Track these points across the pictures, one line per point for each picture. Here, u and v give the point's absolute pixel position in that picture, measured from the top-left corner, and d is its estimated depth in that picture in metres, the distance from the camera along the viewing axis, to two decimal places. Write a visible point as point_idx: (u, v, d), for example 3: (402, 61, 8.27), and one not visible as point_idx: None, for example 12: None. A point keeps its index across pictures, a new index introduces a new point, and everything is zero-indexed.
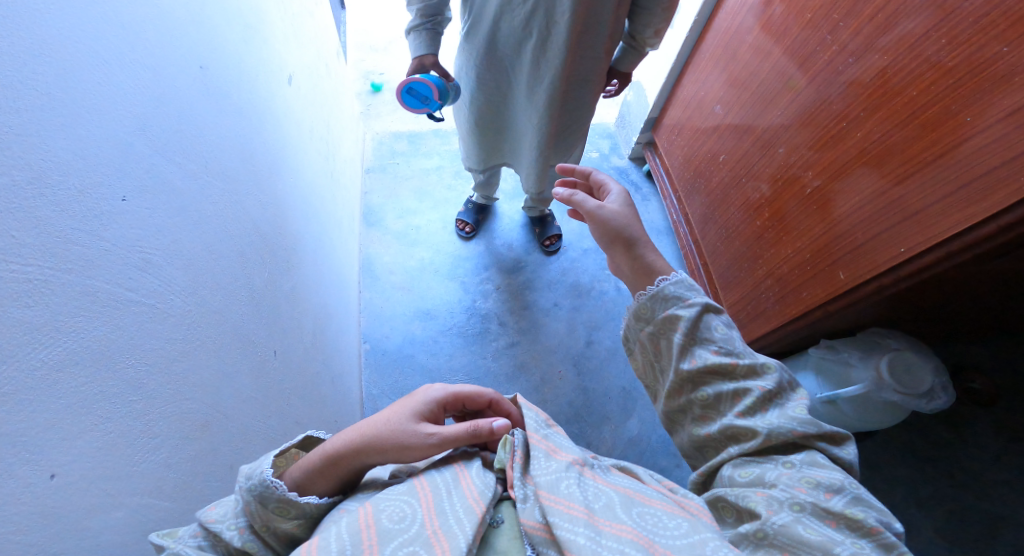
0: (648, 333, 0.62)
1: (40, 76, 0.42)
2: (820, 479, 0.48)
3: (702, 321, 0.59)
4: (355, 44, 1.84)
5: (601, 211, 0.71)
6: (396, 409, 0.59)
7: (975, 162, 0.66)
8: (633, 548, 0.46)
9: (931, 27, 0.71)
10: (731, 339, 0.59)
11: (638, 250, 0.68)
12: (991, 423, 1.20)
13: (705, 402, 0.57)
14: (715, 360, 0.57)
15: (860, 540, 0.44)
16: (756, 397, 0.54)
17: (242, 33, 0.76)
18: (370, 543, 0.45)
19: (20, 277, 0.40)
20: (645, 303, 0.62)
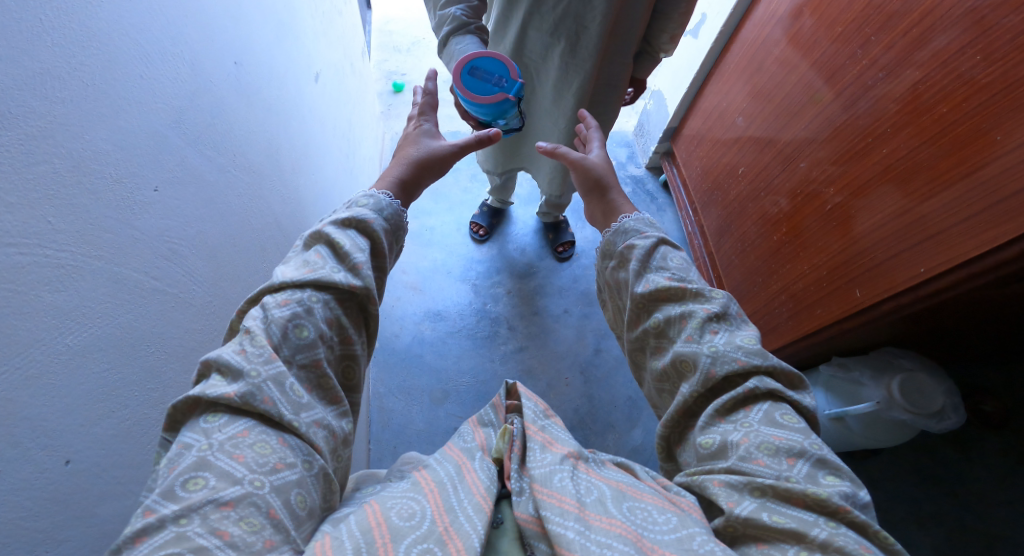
0: (609, 264, 0.65)
1: (85, 67, 0.43)
2: (779, 444, 0.47)
3: (656, 250, 0.61)
4: (380, 44, 1.85)
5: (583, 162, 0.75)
6: (406, 143, 0.71)
7: (1005, 180, 0.65)
8: (621, 542, 0.44)
9: (967, 43, 0.70)
10: (686, 271, 0.60)
11: (613, 197, 0.72)
12: (1001, 447, 1.18)
13: (657, 330, 0.57)
14: (667, 285, 0.57)
15: (828, 520, 0.43)
16: (700, 318, 0.54)
17: (275, 30, 0.77)
18: (383, 541, 0.43)
19: (51, 263, 0.40)
20: (608, 238, 0.66)
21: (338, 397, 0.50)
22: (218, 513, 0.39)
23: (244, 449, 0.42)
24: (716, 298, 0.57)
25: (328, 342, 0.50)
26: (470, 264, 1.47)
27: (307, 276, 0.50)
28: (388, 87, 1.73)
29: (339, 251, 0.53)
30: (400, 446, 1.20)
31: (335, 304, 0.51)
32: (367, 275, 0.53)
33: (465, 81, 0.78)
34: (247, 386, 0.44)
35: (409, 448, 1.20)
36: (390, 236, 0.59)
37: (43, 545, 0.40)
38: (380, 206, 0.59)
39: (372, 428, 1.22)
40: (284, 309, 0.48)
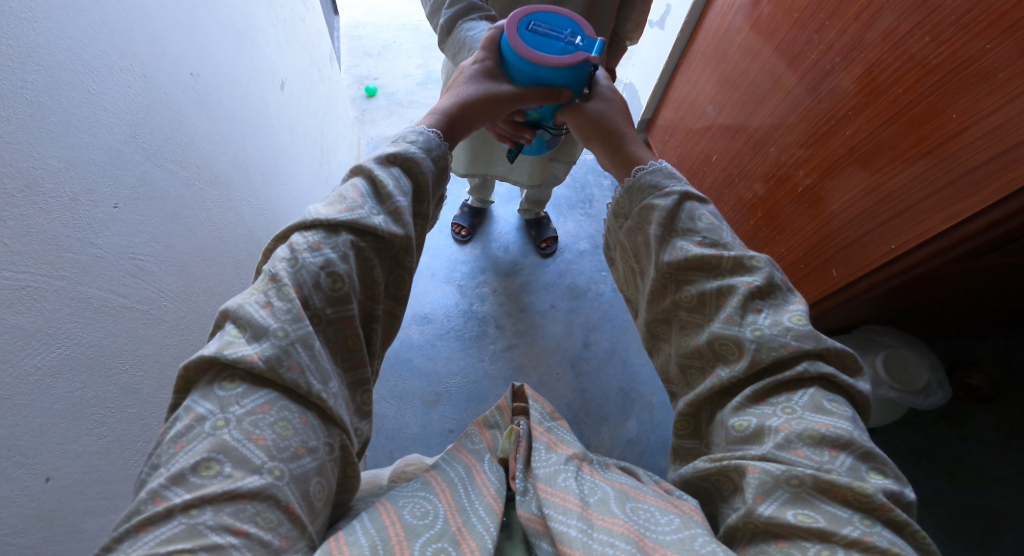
0: (626, 225, 0.62)
1: (29, 84, 0.43)
2: (824, 433, 0.46)
3: (687, 209, 0.58)
4: (350, 50, 1.85)
5: (584, 107, 0.68)
6: (461, 83, 0.65)
7: (961, 157, 0.67)
8: (623, 541, 0.49)
9: (916, 24, 0.71)
10: (716, 228, 0.56)
11: (624, 147, 0.66)
12: (989, 419, 1.20)
13: (689, 305, 0.56)
14: (698, 252, 0.55)
15: (864, 514, 0.43)
16: (743, 296, 0.52)
17: (233, 41, 0.77)
18: (397, 538, 0.48)
19: (13, 284, 0.40)
20: (620, 193, 0.63)
21: (362, 360, 0.51)
22: (233, 506, 0.39)
23: (263, 430, 0.42)
24: (759, 267, 0.54)
25: (357, 295, 0.50)
26: (454, 265, 1.48)
27: (345, 214, 0.49)
28: (361, 91, 1.73)
29: (381, 190, 0.52)
30: (395, 451, 1.21)
31: (371, 253, 0.50)
32: (407, 222, 0.52)
33: (523, 35, 0.64)
34: (270, 348, 0.43)
35: (405, 452, 1.21)
36: (435, 178, 0.58)
37: None
38: (429, 144, 0.57)
39: None
40: (316, 255, 0.47)
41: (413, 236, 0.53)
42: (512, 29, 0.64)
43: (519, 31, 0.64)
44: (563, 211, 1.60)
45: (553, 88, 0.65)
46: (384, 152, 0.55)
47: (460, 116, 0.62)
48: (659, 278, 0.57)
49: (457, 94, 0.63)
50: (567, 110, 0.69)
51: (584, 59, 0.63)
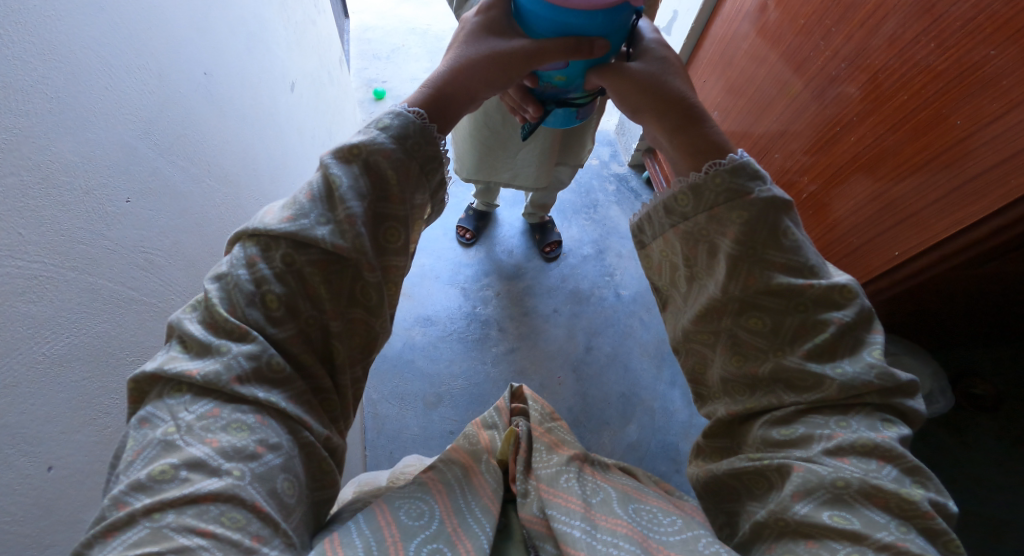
0: (685, 226, 0.55)
1: (48, 81, 0.43)
2: (877, 444, 0.45)
3: (775, 224, 0.51)
4: (360, 53, 1.87)
5: (625, 66, 0.60)
6: (463, 34, 0.59)
7: (964, 164, 0.68)
8: (627, 542, 0.49)
9: (920, 31, 0.71)
10: (801, 248, 0.51)
11: (690, 127, 0.57)
12: (994, 430, 1.19)
13: (756, 330, 0.52)
14: (784, 281, 0.50)
15: (905, 522, 0.43)
16: (831, 335, 0.49)
17: (245, 41, 0.78)
18: (393, 539, 0.48)
19: (25, 274, 0.41)
20: (685, 192, 0.55)
21: (321, 372, 0.50)
22: (195, 509, 0.39)
23: (216, 432, 0.42)
24: (852, 299, 0.50)
25: (302, 312, 0.49)
26: (458, 268, 1.48)
27: (288, 225, 0.48)
28: (370, 94, 1.74)
29: (334, 194, 0.49)
30: (396, 451, 1.21)
31: (311, 268, 0.48)
32: (356, 231, 0.48)
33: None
34: (210, 366, 0.44)
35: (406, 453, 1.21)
36: (409, 170, 0.52)
37: (27, 550, 0.41)
38: (405, 129, 0.52)
39: (367, 434, 1.23)
40: (252, 271, 0.47)
41: (366, 248, 0.49)
42: None
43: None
44: (568, 216, 1.61)
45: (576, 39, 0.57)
46: (348, 144, 0.50)
47: (459, 78, 0.57)
48: (729, 296, 0.52)
49: (457, 55, 0.58)
50: (605, 71, 0.61)
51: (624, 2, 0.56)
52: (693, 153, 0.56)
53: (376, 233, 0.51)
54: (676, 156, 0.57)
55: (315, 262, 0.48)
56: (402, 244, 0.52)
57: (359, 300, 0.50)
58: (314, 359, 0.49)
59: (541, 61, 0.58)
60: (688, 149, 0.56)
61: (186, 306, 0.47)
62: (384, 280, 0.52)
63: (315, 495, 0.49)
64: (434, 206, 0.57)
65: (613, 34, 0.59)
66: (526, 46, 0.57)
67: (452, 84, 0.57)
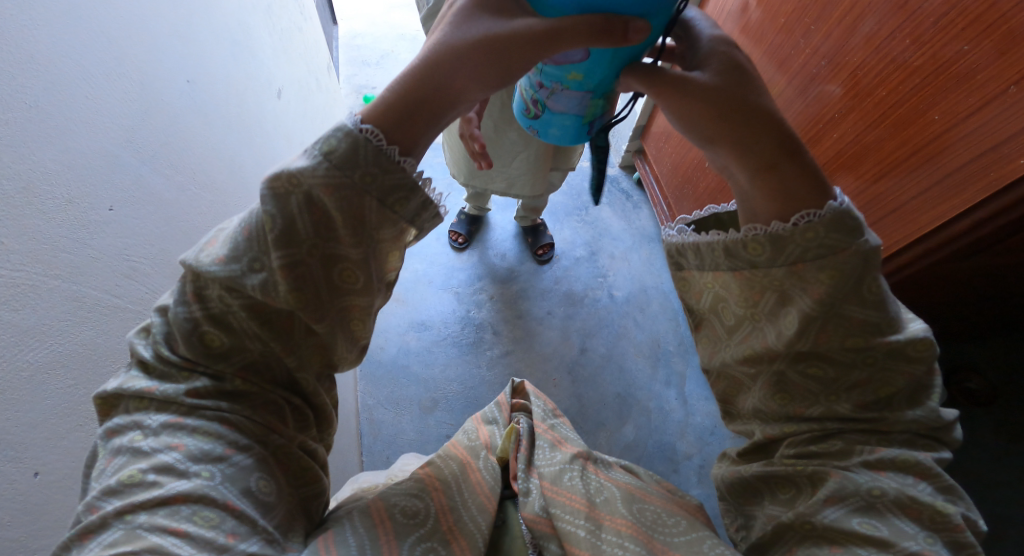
0: (749, 273, 0.51)
1: (28, 89, 0.44)
2: (917, 462, 0.45)
3: (859, 279, 0.47)
4: (349, 60, 1.88)
5: (688, 79, 0.48)
6: (452, 11, 0.46)
7: (945, 158, 0.68)
8: (632, 542, 0.51)
9: (896, 27, 0.71)
10: (884, 304, 0.47)
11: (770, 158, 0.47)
12: (988, 423, 1.19)
13: (819, 376, 0.49)
14: (857, 337, 0.48)
15: (934, 533, 0.43)
16: (900, 393, 0.48)
17: (229, 49, 0.78)
18: (387, 539, 0.49)
19: (7, 282, 0.41)
20: (761, 240, 0.49)
21: (283, 395, 0.49)
22: (167, 509, 0.40)
23: (182, 437, 0.44)
24: (926, 352, 0.47)
25: (249, 348, 0.47)
26: (451, 272, 1.49)
27: (220, 268, 0.44)
28: (359, 101, 1.75)
29: (266, 236, 0.44)
30: (392, 456, 1.22)
31: (245, 314, 0.45)
32: (288, 284, 0.44)
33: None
34: (168, 385, 0.45)
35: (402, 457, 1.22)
36: (357, 208, 0.45)
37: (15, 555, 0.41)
38: (354, 151, 0.44)
39: (363, 440, 1.23)
40: (191, 308, 0.45)
41: (300, 305, 0.45)
42: None
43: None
44: (560, 218, 1.61)
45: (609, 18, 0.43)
46: (287, 171, 0.44)
47: (439, 75, 0.44)
48: (791, 349, 0.49)
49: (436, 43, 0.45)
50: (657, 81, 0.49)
51: None
52: (781, 196, 0.48)
53: (329, 275, 0.46)
54: (754, 195, 0.49)
55: (250, 306, 0.45)
56: (363, 283, 0.48)
57: (316, 333, 0.48)
58: (277, 388, 0.49)
59: (553, 46, 0.44)
60: (776, 191, 0.47)
61: (137, 330, 0.47)
62: (338, 319, 0.48)
63: (301, 492, 0.50)
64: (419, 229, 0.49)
65: (654, 15, 0.44)
66: (531, 26, 0.44)
67: (434, 75, 0.44)
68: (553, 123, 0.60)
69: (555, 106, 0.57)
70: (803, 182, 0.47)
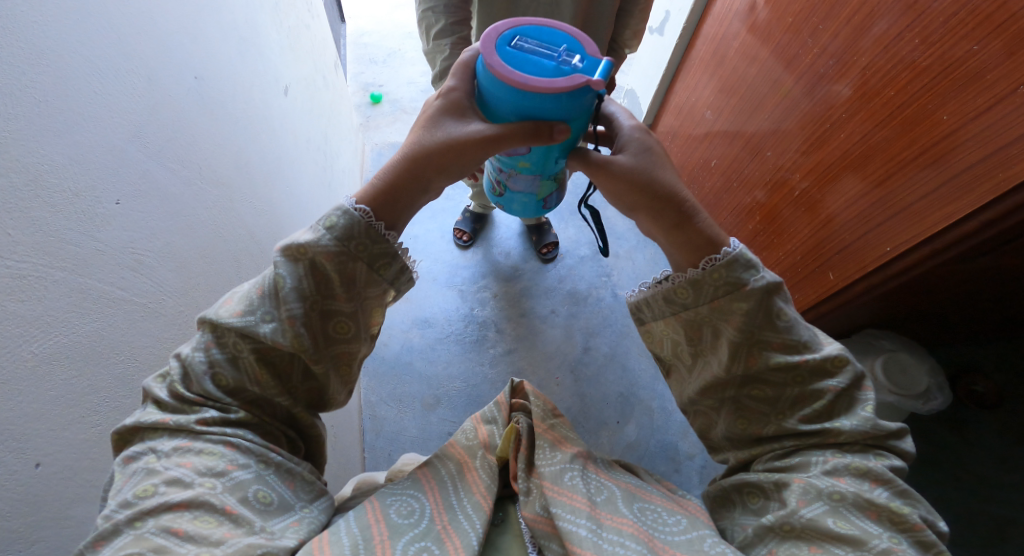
0: (687, 315, 0.57)
1: (37, 84, 0.44)
2: (869, 468, 0.48)
3: (768, 307, 0.54)
4: (356, 58, 1.88)
5: (612, 163, 0.59)
6: (424, 117, 0.58)
7: (952, 158, 0.68)
8: (634, 541, 0.51)
9: (906, 27, 0.72)
10: (794, 328, 0.54)
11: (686, 221, 0.58)
12: (995, 426, 1.18)
13: (759, 398, 0.55)
14: (782, 358, 0.54)
15: (899, 534, 0.45)
16: (829, 401, 0.52)
17: (238, 45, 0.79)
18: (381, 537, 0.49)
19: (14, 273, 0.41)
20: (684, 285, 0.57)
21: (285, 429, 0.54)
22: (170, 514, 0.42)
23: (190, 456, 0.46)
24: (844, 366, 0.53)
25: (255, 388, 0.51)
26: (455, 270, 1.49)
27: (237, 319, 0.50)
28: (366, 99, 1.76)
29: (279, 292, 0.51)
30: (394, 453, 1.22)
31: (256, 359, 0.51)
32: (299, 331, 0.51)
33: (502, 52, 0.52)
34: (181, 417, 0.48)
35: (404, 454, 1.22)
36: (350, 273, 0.53)
37: (15, 545, 0.41)
38: (351, 227, 0.52)
39: (366, 437, 1.24)
40: (207, 354, 0.50)
41: (305, 348, 0.51)
42: (487, 49, 0.52)
43: (498, 48, 0.52)
44: (565, 217, 1.61)
45: (540, 124, 0.54)
46: (296, 243, 0.52)
47: (411, 168, 0.57)
48: (731, 373, 0.55)
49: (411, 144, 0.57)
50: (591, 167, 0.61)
51: (584, 86, 0.51)
52: (691, 249, 0.57)
53: (325, 328, 0.53)
54: (673, 251, 0.59)
55: (260, 350, 0.51)
56: (353, 333, 0.54)
57: (314, 376, 0.54)
58: (278, 423, 0.54)
59: (499, 146, 0.55)
60: (687, 245, 0.58)
61: (155, 375, 0.51)
62: (333, 363, 0.54)
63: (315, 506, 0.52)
64: (399, 290, 0.57)
65: (576, 119, 0.55)
66: (481, 131, 0.55)
67: (410, 169, 0.57)
68: (515, 201, 0.74)
69: (513, 188, 0.71)
70: (708, 237, 0.57)
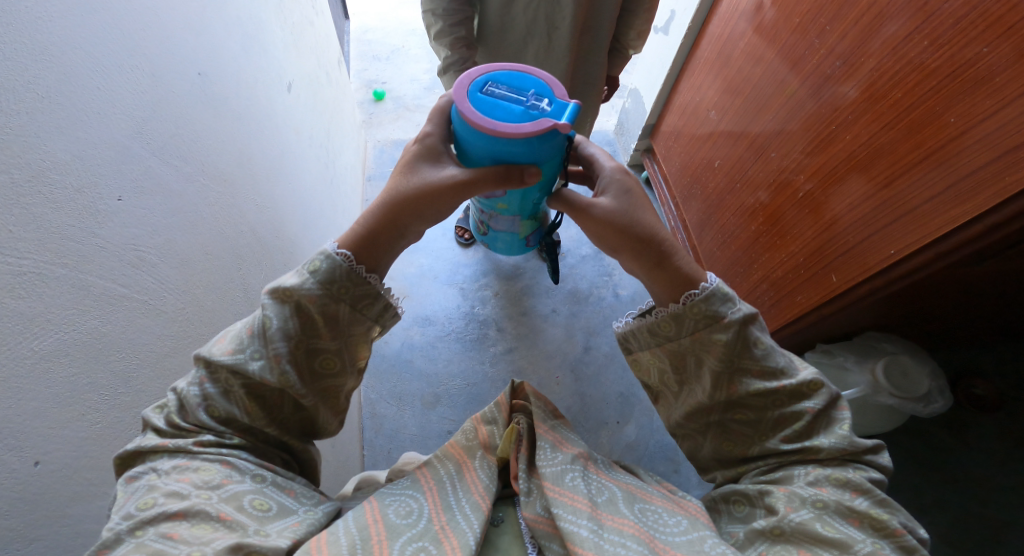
0: (671, 346, 0.61)
1: (39, 79, 0.44)
2: (849, 478, 0.51)
3: (746, 336, 0.58)
4: (360, 54, 1.87)
5: (593, 207, 0.63)
6: (402, 164, 0.61)
7: (956, 162, 0.68)
8: (634, 541, 0.51)
9: (914, 29, 0.71)
10: (771, 355, 0.58)
11: (667, 260, 0.62)
12: (995, 429, 1.18)
13: (742, 422, 0.58)
14: (761, 384, 0.57)
15: (881, 540, 0.48)
16: (807, 421, 0.55)
17: (241, 42, 0.78)
18: (378, 537, 0.49)
19: (13, 270, 0.41)
20: (667, 319, 0.60)
21: (276, 455, 0.55)
22: (169, 522, 0.43)
23: (188, 472, 0.47)
24: (819, 389, 0.56)
25: (246, 422, 0.52)
26: (456, 268, 1.48)
27: (228, 357, 0.52)
28: (369, 96, 1.75)
29: (266, 332, 0.53)
30: (393, 451, 1.22)
31: (247, 394, 0.52)
32: (287, 368, 0.53)
33: (474, 98, 0.57)
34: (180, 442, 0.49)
35: (403, 452, 1.22)
36: (332, 313, 0.55)
37: (13, 544, 0.41)
38: (332, 270, 0.55)
39: (366, 435, 1.24)
40: (201, 387, 0.52)
41: (293, 384, 0.53)
42: (460, 99, 0.57)
43: (470, 94, 0.57)
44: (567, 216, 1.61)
45: (512, 168, 0.58)
46: (282, 286, 0.54)
47: (389, 215, 0.59)
48: (715, 400, 0.58)
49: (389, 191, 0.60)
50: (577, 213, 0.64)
51: (553, 129, 0.56)
52: (672, 285, 0.61)
53: (312, 364, 0.55)
54: (655, 288, 0.63)
55: (250, 385, 0.52)
56: (339, 368, 0.57)
57: (303, 407, 0.56)
58: (272, 448, 0.55)
59: (471, 190, 0.59)
60: (669, 282, 0.61)
61: (154, 406, 0.51)
62: (321, 395, 0.56)
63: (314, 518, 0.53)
64: (383, 326, 0.60)
65: (545, 161, 0.59)
66: (454, 177, 0.59)
67: (388, 213, 0.59)
68: (500, 238, 0.85)
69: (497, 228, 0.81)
70: (685, 274, 0.61)
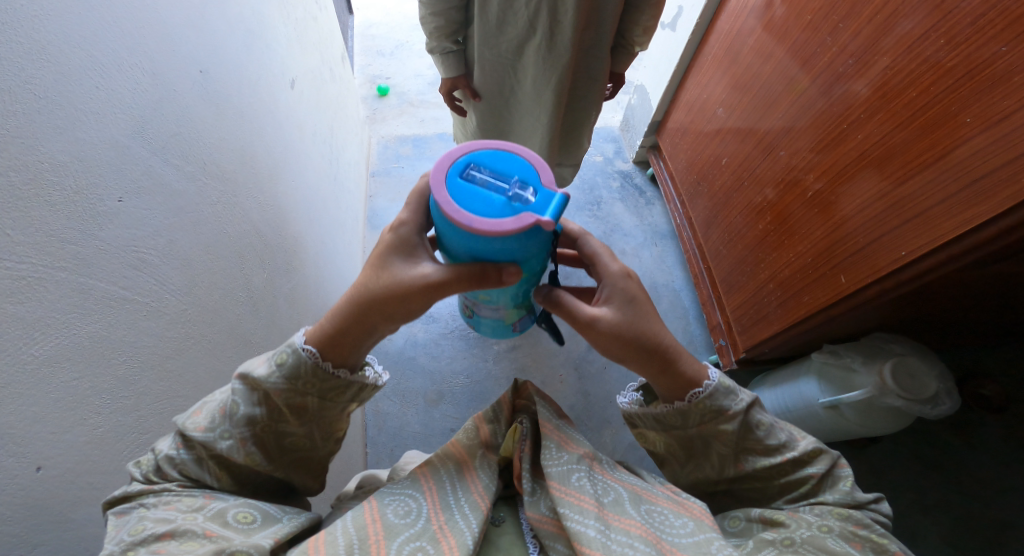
0: (677, 432, 0.62)
1: (37, 80, 0.43)
2: (851, 513, 0.53)
3: (747, 423, 0.59)
4: (364, 49, 1.86)
5: (598, 320, 0.58)
6: (375, 254, 0.59)
7: (970, 166, 0.66)
8: (641, 542, 0.51)
9: (931, 27, 0.70)
10: (772, 433, 0.59)
11: (671, 369, 0.59)
12: (1001, 431, 1.17)
13: (750, 490, 0.61)
14: (764, 462, 0.58)
15: None
16: (811, 486, 0.57)
17: (244, 38, 0.77)
18: (377, 537, 0.49)
19: (12, 274, 0.41)
20: (672, 413, 0.61)
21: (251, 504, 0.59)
22: (158, 542, 0.46)
23: (172, 502, 0.50)
24: (819, 456, 0.58)
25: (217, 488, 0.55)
26: None
27: (201, 433, 0.53)
28: (373, 91, 1.74)
29: (235, 416, 0.54)
30: (396, 448, 1.22)
31: (218, 468, 0.54)
32: (254, 451, 0.55)
33: (451, 183, 0.51)
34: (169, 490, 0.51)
35: (405, 449, 1.22)
36: (298, 405, 0.57)
37: (14, 550, 0.41)
38: (297, 368, 0.56)
39: (369, 432, 1.24)
40: (180, 451, 0.53)
41: (261, 463, 0.56)
42: (438, 184, 0.50)
43: (447, 179, 0.51)
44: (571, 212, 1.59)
45: (489, 266, 0.53)
46: (251, 373, 0.56)
47: (357, 314, 0.58)
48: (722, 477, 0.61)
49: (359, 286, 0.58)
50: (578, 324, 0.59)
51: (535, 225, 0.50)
52: (674, 388, 0.60)
53: (282, 442, 0.58)
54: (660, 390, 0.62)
55: (221, 460, 0.55)
56: (309, 443, 0.60)
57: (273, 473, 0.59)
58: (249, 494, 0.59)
59: (442, 292, 0.56)
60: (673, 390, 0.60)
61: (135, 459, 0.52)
62: (290, 465, 0.60)
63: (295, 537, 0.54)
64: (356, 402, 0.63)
65: (527, 259, 0.54)
66: (426, 278, 0.56)
67: (357, 311, 0.58)
68: (484, 323, 0.75)
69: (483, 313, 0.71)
70: (689, 377, 0.59)
